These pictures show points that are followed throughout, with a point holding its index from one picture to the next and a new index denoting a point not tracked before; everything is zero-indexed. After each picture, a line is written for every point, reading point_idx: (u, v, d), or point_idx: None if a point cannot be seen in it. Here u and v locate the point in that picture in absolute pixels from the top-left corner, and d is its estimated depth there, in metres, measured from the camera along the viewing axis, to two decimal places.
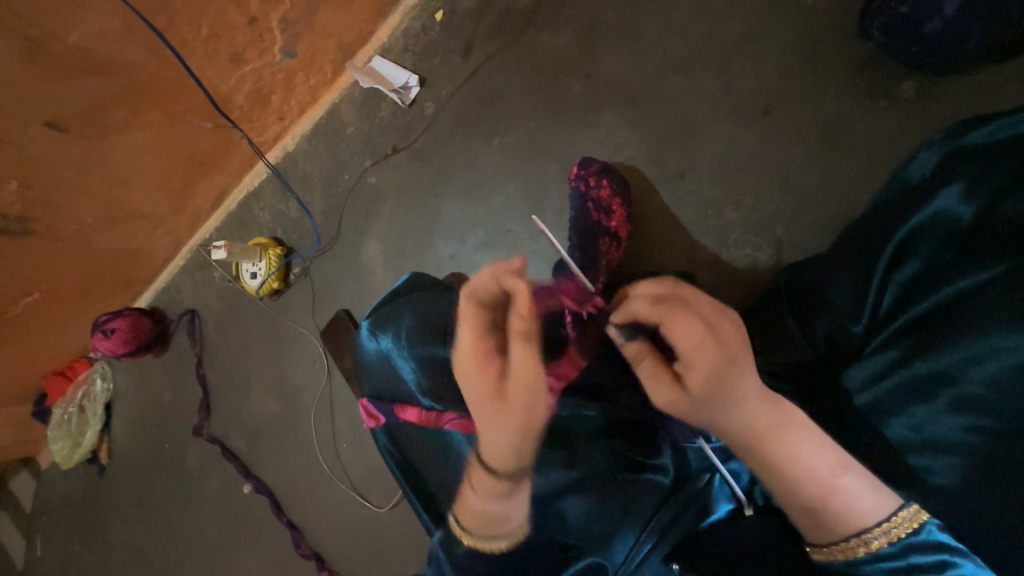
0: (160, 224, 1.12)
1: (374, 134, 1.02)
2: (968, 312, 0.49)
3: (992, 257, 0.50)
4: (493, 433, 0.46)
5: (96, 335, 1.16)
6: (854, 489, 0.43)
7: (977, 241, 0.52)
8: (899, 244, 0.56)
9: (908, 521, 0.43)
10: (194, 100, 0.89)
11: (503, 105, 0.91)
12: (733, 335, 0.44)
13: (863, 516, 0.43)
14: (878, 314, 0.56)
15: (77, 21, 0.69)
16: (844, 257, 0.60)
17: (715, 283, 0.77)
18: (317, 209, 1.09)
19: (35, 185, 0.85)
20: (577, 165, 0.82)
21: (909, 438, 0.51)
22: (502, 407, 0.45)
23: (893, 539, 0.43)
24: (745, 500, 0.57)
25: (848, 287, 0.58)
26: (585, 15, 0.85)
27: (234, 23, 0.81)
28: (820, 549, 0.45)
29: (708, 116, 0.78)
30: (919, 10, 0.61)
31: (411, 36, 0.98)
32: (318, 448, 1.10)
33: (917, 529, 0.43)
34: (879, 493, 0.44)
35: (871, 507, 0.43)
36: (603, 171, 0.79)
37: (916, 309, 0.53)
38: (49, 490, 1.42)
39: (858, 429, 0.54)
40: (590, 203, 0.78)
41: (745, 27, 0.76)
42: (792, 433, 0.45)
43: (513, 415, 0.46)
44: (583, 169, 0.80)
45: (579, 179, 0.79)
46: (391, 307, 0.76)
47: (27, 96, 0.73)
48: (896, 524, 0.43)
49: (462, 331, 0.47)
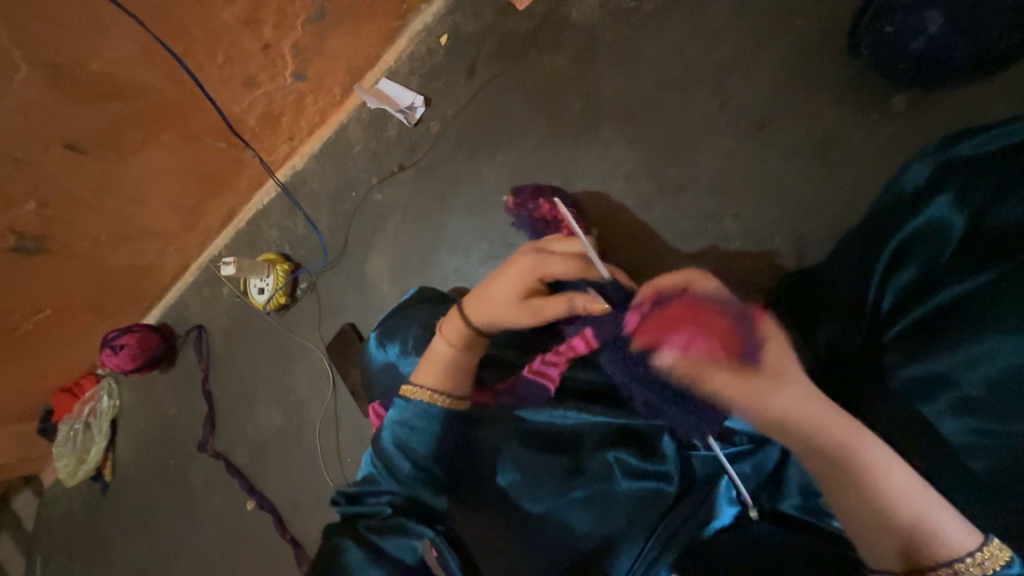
0: (171, 242, 1.14)
1: (380, 152, 1.05)
2: (971, 311, 0.50)
3: (988, 261, 0.51)
4: (492, 312, 0.60)
5: (105, 351, 1.18)
6: (934, 508, 0.42)
7: (976, 247, 0.53)
8: (899, 248, 0.57)
9: (998, 551, 0.40)
10: (208, 122, 0.93)
11: (506, 123, 0.94)
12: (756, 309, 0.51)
13: (949, 543, 0.40)
14: (879, 315, 0.57)
15: (100, 50, 0.72)
16: (851, 253, 0.61)
17: None
18: (324, 225, 1.11)
19: (52, 205, 0.88)
20: (513, 195, 0.84)
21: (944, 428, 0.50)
22: (513, 311, 0.59)
23: (984, 569, 0.39)
24: (750, 503, 0.58)
25: (853, 283, 0.59)
26: (584, 37, 0.88)
27: (248, 50, 0.85)
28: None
29: (705, 131, 0.80)
30: (902, 30, 0.65)
31: (417, 59, 1.01)
32: (322, 463, 1.10)
33: (1008, 561, 0.39)
34: (960, 523, 0.42)
35: (956, 534, 0.41)
36: (536, 193, 0.82)
37: (920, 312, 0.54)
38: (51, 509, 1.41)
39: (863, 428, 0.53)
40: (536, 224, 0.79)
41: (738, 47, 0.78)
42: (866, 443, 0.44)
43: (515, 313, 0.59)
44: (518, 198, 0.83)
45: (519, 208, 0.81)
46: (396, 318, 0.79)
47: (49, 119, 0.76)
48: (986, 554, 0.40)
49: (537, 266, 0.59)
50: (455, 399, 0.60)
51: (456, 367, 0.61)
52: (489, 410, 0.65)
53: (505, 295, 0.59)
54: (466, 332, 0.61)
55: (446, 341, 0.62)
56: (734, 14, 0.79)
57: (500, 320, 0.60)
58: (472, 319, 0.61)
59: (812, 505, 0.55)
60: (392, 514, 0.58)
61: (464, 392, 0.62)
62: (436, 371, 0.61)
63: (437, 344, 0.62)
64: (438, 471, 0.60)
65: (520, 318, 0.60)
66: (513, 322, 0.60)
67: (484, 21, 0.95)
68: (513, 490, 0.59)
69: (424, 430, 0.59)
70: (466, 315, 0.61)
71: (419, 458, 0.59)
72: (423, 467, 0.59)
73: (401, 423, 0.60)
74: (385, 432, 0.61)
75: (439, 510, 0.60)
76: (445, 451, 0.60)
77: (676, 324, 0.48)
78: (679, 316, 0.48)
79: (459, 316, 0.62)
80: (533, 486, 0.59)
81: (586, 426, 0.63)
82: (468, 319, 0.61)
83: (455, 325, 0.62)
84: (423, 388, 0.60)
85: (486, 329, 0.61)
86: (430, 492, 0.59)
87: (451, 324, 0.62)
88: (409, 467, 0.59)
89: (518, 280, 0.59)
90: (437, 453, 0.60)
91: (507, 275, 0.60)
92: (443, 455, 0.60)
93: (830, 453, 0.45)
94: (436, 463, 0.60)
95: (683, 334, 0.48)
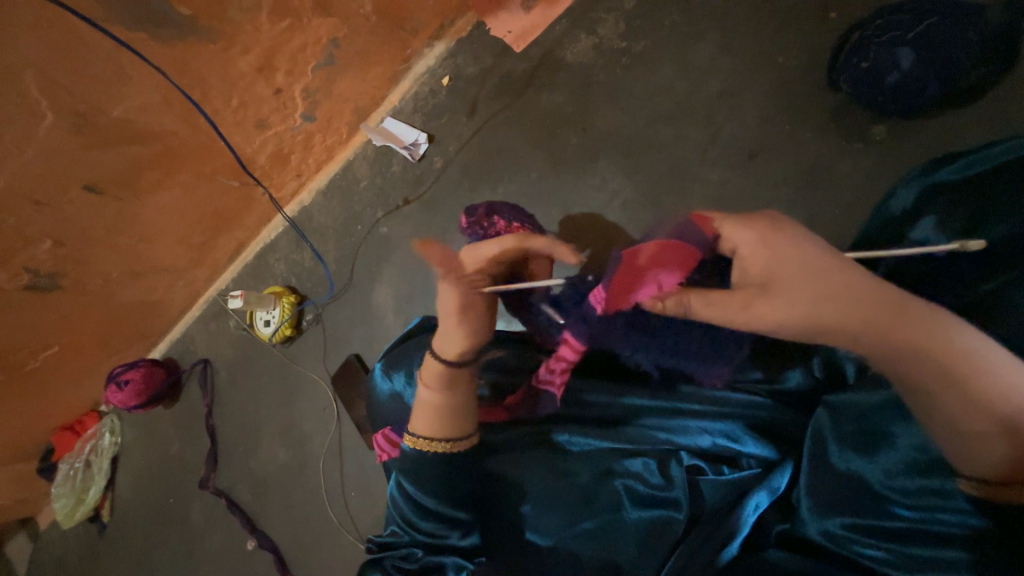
0: (179, 277, 1.16)
1: (385, 187, 1.09)
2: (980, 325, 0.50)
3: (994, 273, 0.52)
4: (445, 332, 0.62)
5: (111, 387, 1.18)
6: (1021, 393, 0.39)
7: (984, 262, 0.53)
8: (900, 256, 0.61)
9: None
10: (221, 162, 0.97)
11: (506, 158, 0.98)
12: (782, 260, 0.46)
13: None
14: None
15: (124, 98, 0.76)
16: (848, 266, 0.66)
17: None
18: (330, 258, 1.14)
19: (68, 243, 0.90)
20: (466, 215, 0.88)
21: (892, 427, 0.48)
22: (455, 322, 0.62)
23: None
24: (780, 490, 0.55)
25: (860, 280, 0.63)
26: (579, 77, 0.93)
27: (261, 95, 0.89)
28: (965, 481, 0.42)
29: (697, 161, 0.84)
30: (878, 65, 0.68)
31: (420, 99, 1.06)
32: (326, 499, 1.08)
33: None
34: None
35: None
36: (489, 212, 0.86)
37: None
38: (45, 553, 1.38)
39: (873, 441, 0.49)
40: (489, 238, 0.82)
41: (726, 83, 0.83)
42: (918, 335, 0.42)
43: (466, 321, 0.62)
44: (472, 217, 0.87)
45: (473, 226, 0.85)
46: (401, 349, 0.79)
47: (70, 162, 0.80)
48: None
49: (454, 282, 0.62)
50: (463, 438, 0.59)
51: (450, 406, 0.60)
52: (502, 436, 0.66)
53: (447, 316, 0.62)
54: (446, 368, 0.61)
55: (424, 387, 0.62)
56: (720, 53, 0.83)
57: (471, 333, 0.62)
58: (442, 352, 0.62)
59: (836, 532, 0.49)
60: (425, 553, 0.57)
61: (468, 431, 0.60)
62: (431, 419, 0.60)
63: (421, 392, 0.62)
64: (455, 514, 0.57)
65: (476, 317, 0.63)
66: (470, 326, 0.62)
67: (483, 64, 1.01)
68: (527, 520, 0.60)
69: (430, 474, 0.58)
70: (433, 353, 0.63)
71: (433, 504, 0.57)
72: (438, 513, 0.57)
73: (410, 472, 0.59)
74: (397, 483, 0.61)
75: (474, 545, 0.57)
76: (456, 492, 0.57)
77: (640, 275, 0.55)
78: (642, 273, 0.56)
79: (431, 359, 0.62)
80: (539, 515, 0.59)
81: (588, 459, 0.63)
82: (435, 355, 0.62)
83: (429, 370, 0.62)
84: (442, 441, 0.59)
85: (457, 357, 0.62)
86: (456, 534, 0.57)
87: (427, 368, 0.62)
88: (425, 514, 0.57)
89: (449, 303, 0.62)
90: (443, 494, 0.57)
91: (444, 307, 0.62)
92: (454, 497, 0.57)
93: (889, 342, 0.43)
94: (448, 504, 0.57)
95: (654, 276, 0.54)
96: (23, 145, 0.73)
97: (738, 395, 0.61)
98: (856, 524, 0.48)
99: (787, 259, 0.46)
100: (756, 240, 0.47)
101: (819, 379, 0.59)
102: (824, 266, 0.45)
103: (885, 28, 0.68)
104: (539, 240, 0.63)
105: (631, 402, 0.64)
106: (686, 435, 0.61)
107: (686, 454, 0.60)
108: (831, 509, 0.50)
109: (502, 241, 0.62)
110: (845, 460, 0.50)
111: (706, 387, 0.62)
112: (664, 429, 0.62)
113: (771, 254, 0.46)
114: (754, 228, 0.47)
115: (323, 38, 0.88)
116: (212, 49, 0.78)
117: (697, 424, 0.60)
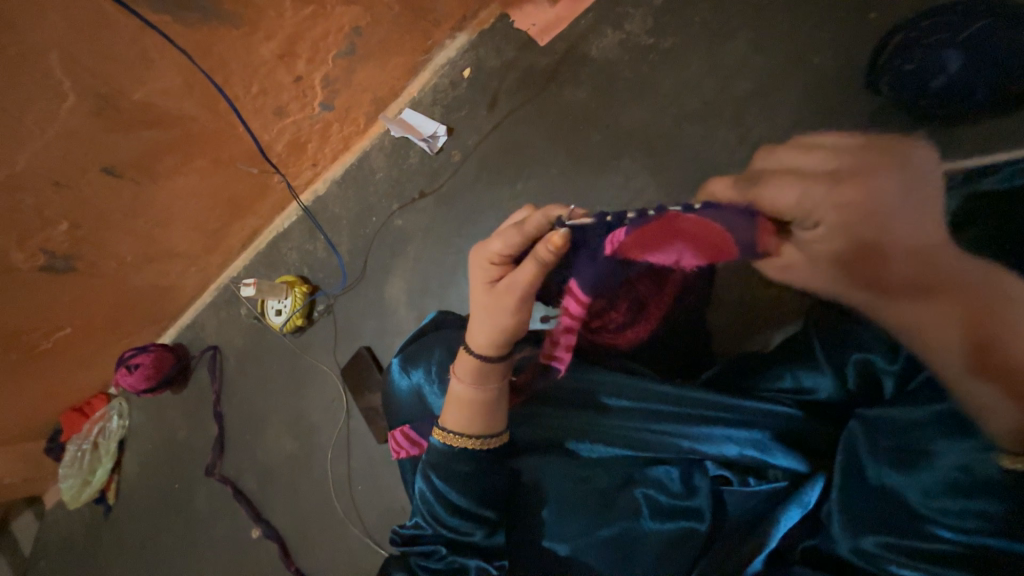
0: (192, 262, 1.16)
1: (402, 179, 1.08)
2: None
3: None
4: (475, 324, 0.57)
5: (121, 371, 1.19)
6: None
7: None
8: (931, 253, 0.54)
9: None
10: (239, 149, 0.96)
11: (525, 155, 0.97)
12: (844, 220, 0.50)
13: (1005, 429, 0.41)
14: None
15: (143, 81, 0.75)
16: None
17: (722, 322, 0.76)
18: (344, 249, 1.13)
19: (83, 226, 0.90)
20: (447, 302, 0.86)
21: (933, 443, 0.46)
22: (486, 311, 0.55)
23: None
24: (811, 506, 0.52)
25: None
26: (603, 73, 0.91)
27: (281, 81, 0.88)
28: (960, 479, 0.43)
29: (723, 163, 0.81)
30: (923, 68, 0.66)
31: (440, 91, 1.05)
32: (333, 491, 1.07)
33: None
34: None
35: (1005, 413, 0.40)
36: None
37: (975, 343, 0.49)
38: (51, 533, 1.38)
39: (906, 458, 0.47)
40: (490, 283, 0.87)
41: (757, 83, 0.81)
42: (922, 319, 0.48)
43: (491, 313, 0.55)
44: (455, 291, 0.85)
45: None
46: (418, 345, 0.78)
47: (89, 144, 0.79)
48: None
49: (477, 272, 0.56)
50: (493, 437, 0.58)
51: (482, 402, 0.58)
52: (526, 437, 0.65)
53: (478, 307, 0.56)
54: (483, 364, 0.57)
55: (457, 382, 0.58)
56: (751, 52, 0.81)
57: (505, 326, 0.55)
58: (480, 349, 0.57)
59: (863, 547, 0.47)
60: (449, 553, 0.57)
61: (500, 428, 0.59)
62: (467, 418, 0.58)
63: (454, 384, 0.59)
64: (482, 512, 0.57)
65: (512, 304, 0.53)
66: (503, 318, 0.54)
67: (506, 57, 0.99)
68: (546, 530, 0.59)
69: (461, 471, 0.57)
70: (466, 347, 0.58)
71: (464, 503, 0.56)
72: (468, 510, 0.57)
73: (439, 466, 0.58)
74: (427, 477, 0.59)
75: (498, 547, 0.57)
76: (486, 491, 0.57)
77: (669, 241, 0.53)
78: (673, 234, 0.52)
79: (465, 354, 0.58)
80: (553, 523, 0.59)
81: (605, 467, 0.63)
82: (467, 349, 0.58)
83: (461, 364, 0.58)
84: (458, 435, 0.58)
85: (491, 351, 0.57)
86: (482, 533, 0.56)
87: (462, 363, 0.58)
88: (454, 510, 0.57)
89: (479, 294, 0.56)
90: (471, 492, 0.57)
91: (477, 302, 0.56)
92: (485, 496, 0.57)
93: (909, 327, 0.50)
94: (480, 505, 0.57)
95: (677, 249, 0.54)
96: (44, 127, 0.73)
97: (770, 405, 0.59)
98: (889, 543, 0.46)
99: (852, 224, 0.50)
100: (837, 204, 0.49)
101: (853, 391, 0.57)
102: (872, 229, 0.50)
103: (930, 29, 0.66)
104: (534, 218, 0.51)
105: (653, 406, 0.62)
106: (711, 444, 0.59)
107: (712, 464, 0.60)
108: (861, 526, 0.48)
109: (504, 235, 0.53)
110: (880, 474, 0.49)
111: (730, 396, 0.60)
112: (687, 437, 0.60)
113: (841, 219, 0.50)
114: (844, 183, 0.49)
115: (345, 26, 0.86)
116: (235, 34, 0.77)
117: (724, 433, 0.58)
